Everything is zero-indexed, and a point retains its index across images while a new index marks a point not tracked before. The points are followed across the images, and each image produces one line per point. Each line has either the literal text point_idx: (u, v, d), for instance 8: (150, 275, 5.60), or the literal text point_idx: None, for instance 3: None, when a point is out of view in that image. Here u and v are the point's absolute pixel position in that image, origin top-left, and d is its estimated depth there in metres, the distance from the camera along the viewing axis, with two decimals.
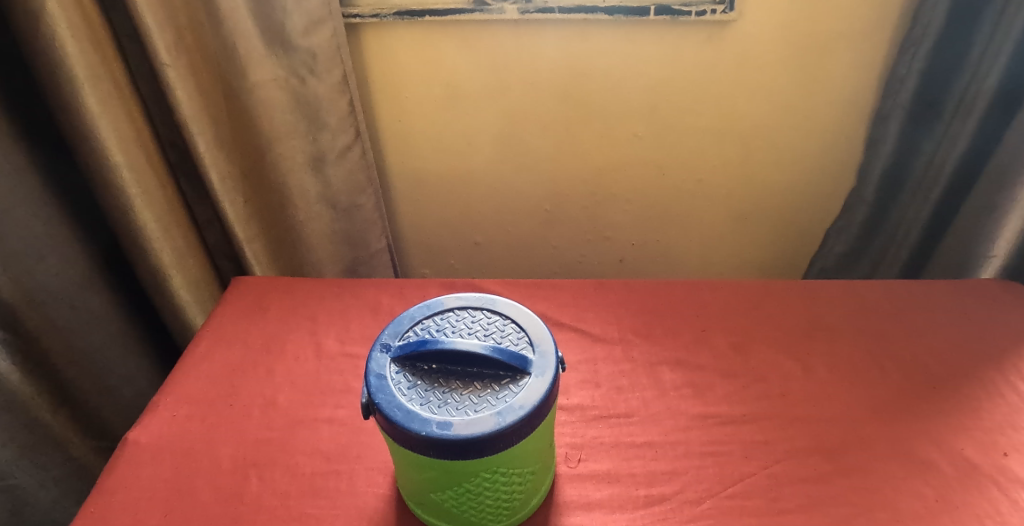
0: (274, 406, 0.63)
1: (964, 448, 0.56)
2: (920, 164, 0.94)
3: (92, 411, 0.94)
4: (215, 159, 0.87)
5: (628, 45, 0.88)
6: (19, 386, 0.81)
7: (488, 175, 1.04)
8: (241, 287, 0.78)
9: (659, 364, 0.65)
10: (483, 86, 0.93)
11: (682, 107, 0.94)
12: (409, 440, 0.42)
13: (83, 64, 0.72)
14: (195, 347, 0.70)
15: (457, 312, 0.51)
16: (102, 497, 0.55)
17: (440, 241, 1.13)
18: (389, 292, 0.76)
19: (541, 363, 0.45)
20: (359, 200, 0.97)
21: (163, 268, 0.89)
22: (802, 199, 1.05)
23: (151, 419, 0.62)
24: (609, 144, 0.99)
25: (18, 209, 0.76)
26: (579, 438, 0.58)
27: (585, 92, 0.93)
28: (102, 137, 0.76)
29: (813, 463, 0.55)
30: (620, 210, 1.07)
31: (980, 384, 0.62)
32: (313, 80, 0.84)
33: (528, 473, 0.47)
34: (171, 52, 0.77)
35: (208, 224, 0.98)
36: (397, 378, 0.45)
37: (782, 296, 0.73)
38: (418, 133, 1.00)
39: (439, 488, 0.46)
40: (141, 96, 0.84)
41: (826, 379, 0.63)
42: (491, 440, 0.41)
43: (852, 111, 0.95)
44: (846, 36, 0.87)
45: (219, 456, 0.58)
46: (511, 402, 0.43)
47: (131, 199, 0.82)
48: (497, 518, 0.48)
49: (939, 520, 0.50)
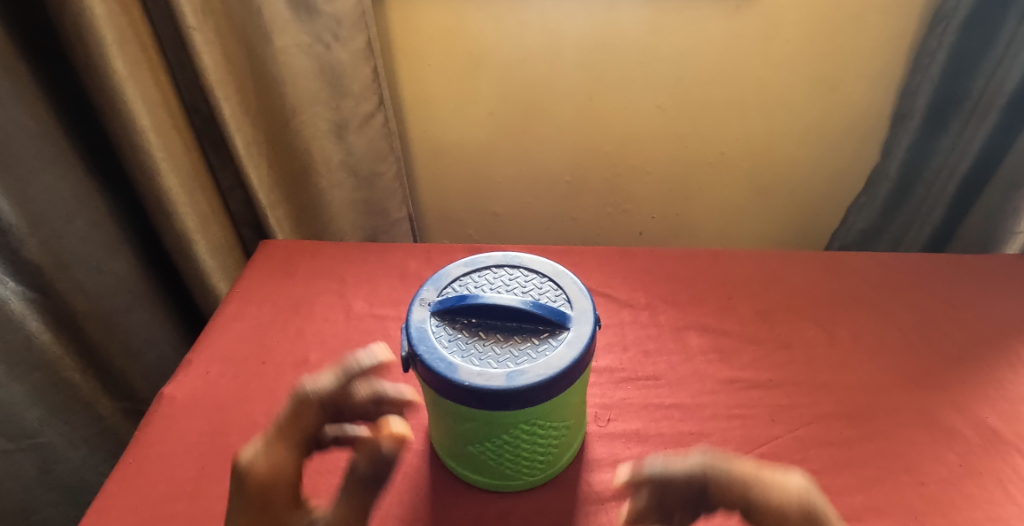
0: (305, 364, 0.64)
1: (988, 417, 0.57)
2: (947, 139, 0.93)
3: (118, 373, 0.95)
4: (240, 123, 0.87)
5: (653, 14, 0.87)
6: (47, 345, 0.82)
7: (509, 146, 1.04)
8: (269, 250, 0.79)
9: (686, 329, 0.66)
10: (507, 56, 0.93)
11: (706, 79, 0.94)
12: (450, 391, 0.43)
13: (111, 26, 0.71)
14: (225, 307, 0.71)
15: (495, 270, 0.52)
16: (141, 448, 0.57)
17: (459, 210, 1.14)
18: (417, 256, 0.77)
19: (581, 318, 0.46)
20: (380, 168, 0.98)
21: (187, 232, 0.89)
22: (825, 174, 1.05)
23: (184, 375, 0.63)
24: (633, 115, 0.98)
25: (44, 171, 0.76)
26: (608, 399, 0.59)
27: (608, 62, 0.92)
28: (129, 100, 0.76)
29: (839, 428, 0.56)
30: (641, 182, 1.07)
31: (1006, 354, 0.63)
32: (337, 45, 0.84)
33: (563, 427, 0.48)
34: (198, 16, 0.76)
35: (232, 190, 0.98)
36: (437, 331, 0.46)
37: (806, 265, 0.74)
38: (440, 103, 0.99)
39: (476, 441, 0.47)
40: (167, 59, 0.83)
41: (850, 346, 0.64)
42: (531, 392, 0.42)
43: (880, 84, 0.94)
44: (878, 8, 0.86)
45: (253, 412, 0.59)
46: (551, 356, 0.43)
47: (157, 163, 0.82)
48: (530, 472, 0.50)
49: (964, 486, 0.51)
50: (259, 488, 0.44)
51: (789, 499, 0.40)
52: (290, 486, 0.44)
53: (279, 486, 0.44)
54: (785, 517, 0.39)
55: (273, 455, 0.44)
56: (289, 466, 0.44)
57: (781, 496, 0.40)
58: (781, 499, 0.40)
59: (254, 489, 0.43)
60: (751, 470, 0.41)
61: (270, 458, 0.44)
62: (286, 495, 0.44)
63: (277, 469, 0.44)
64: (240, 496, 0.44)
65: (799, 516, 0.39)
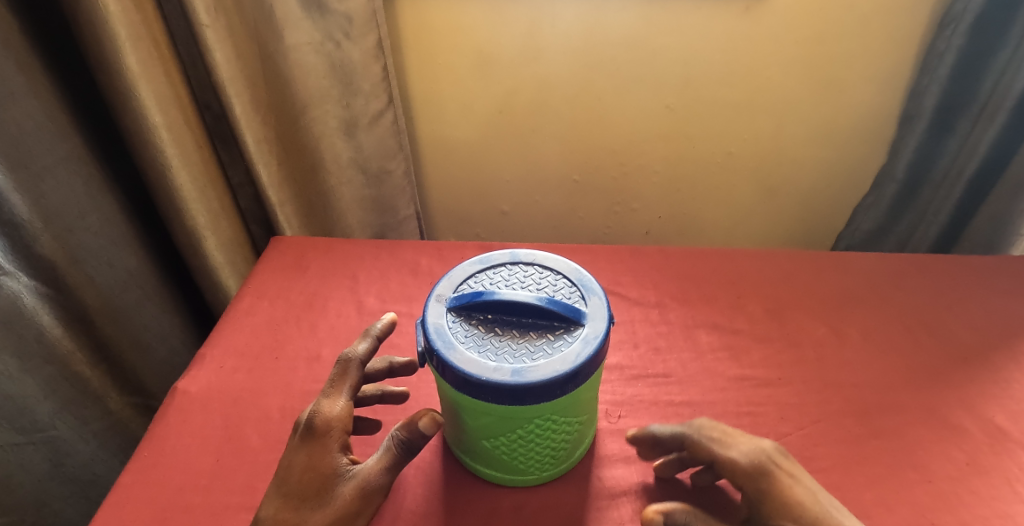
0: (318, 360, 0.64)
1: (995, 415, 0.57)
2: (955, 141, 0.93)
3: (128, 368, 0.96)
4: (251, 121, 0.88)
5: (663, 14, 0.87)
6: (59, 340, 0.83)
7: (518, 144, 1.04)
8: (281, 246, 0.79)
9: (696, 327, 0.66)
10: (516, 55, 0.93)
11: (714, 79, 0.94)
12: (466, 385, 0.43)
13: (125, 23, 0.72)
14: (238, 303, 0.71)
15: (509, 267, 0.52)
16: (156, 441, 0.57)
17: (466, 208, 1.14)
18: (428, 253, 0.77)
19: (596, 315, 0.47)
20: (389, 165, 0.98)
21: (198, 228, 0.90)
22: (833, 175, 1.05)
23: (198, 370, 0.64)
24: (640, 115, 0.99)
25: (58, 167, 0.77)
26: (619, 395, 0.59)
27: (617, 62, 0.93)
28: (142, 97, 0.77)
29: (847, 426, 0.57)
30: (648, 181, 1.07)
31: (1012, 353, 0.63)
32: (348, 44, 0.85)
33: (577, 423, 0.49)
34: (211, 13, 0.77)
35: (241, 187, 0.99)
36: (454, 326, 0.46)
37: (814, 264, 0.74)
38: (449, 101, 1.00)
39: (492, 435, 0.47)
40: (179, 56, 0.84)
41: (859, 345, 0.64)
42: (548, 387, 0.43)
43: (889, 85, 0.94)
44: (886, 10, 0.86)
45: (267, 406, 0.60)
46: (566, 352, 0.44)
47: (169, 159, 0.83)
48: (543, 466, 0.50)
49: (972, 483, 0.52)
50: (316, 433, 0.47)
51: (740, 449, 0.47)
52: (342, 436, 0.48)
53: (333, 434, 0.47)
54: (737, 466, 0.46)
55: (331, 406, 0.48)
56: (343, 418, 0.48)
57: (738, 449, 0.47)
58: (735, 452, 0.47)
59: (312, 434, 0.47)
60: (717, 434, 0.48)
61: (329, 409, 0.48)
62: (338, 445, 0.47)
63: (333, 418, 0.48)
64: (298, 441, 0.47)
65: (748, 465, 0.46)
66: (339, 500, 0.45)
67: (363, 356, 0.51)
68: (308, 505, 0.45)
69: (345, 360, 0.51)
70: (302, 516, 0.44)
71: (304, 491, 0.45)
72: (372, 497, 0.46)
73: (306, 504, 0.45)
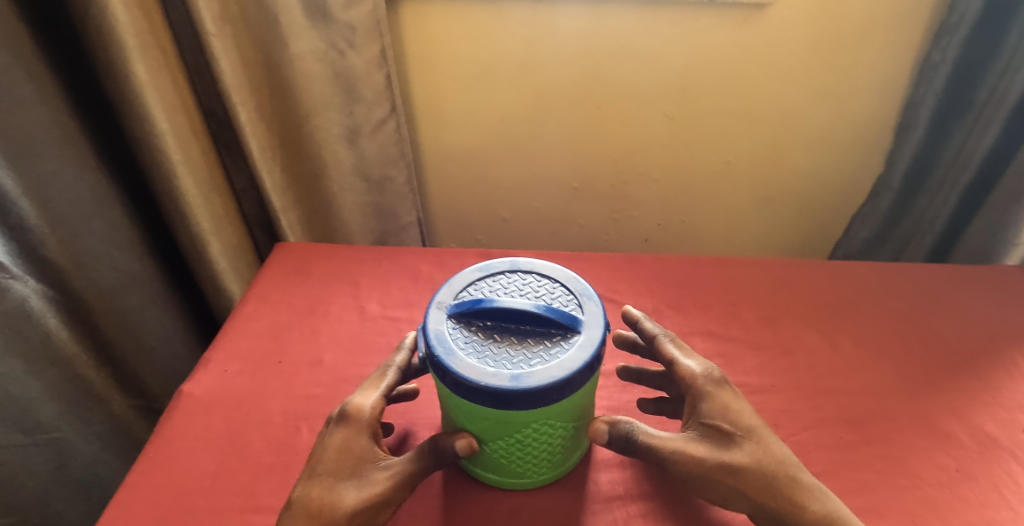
0: (320, 364, 0.65)
1: (985, 424, 0.58)
2: (949, 152, 0.94)
3: (132, 371, 0.97)
4: (255, 129, 0.89)
5: (662, 25, 0.89)
6: (64, 342, 0.84)
7: (518, 152, 1.06)
8: (284, 252, 0.80)
9: (691, 334, 0.67)
10: (517, 64, 0.94)
11: (713, 89, 0.95)
12: (466, 390, 0.44)
13: (133, 32, 0.73)
14: (242, 307, 0.73)
15: (509, 275, 0.53)
16: (161, 443, 0.58)
17: (467, 214, 1.16)
18: (428, 260, 0.78)
19: (592, 323, 0.48)
20: (391, 172, 0.99)
21: (203, 233, 0.91)
22: (829, 183, 1.06)
23: (203, 373, 0.65)
24: (640, 124, 1.00)
25: (66, 173, 0.78)
26: (615, 401, 0.60)
27: (616, 73, 0.94)
28: (149, 104, 0.78)
29: (839, 432, 0.58)
30: (646, 189, 1.08)
31: (1003, 362, 0.64)
32: (352, 53, 0.86)
33: (573, 427, 0.50)
34: (217, 22, 0.78)
35: (245, 192, 1.00)
36: (454, 333, 0.48)
37: (809, 273, 0.75)
38: (451, 110, 1.01)
39: (490, 439, 0.48)
40: (185, 64, 0.85)
41: (852, 353, 0.66)
42: (544, 392, 0.44)
43: (886, 95, 0.95)
44: (880, 22, 0.87)
45: (270, 409, 0.61)
46: (563, 359, 0.45)
47: (175, 165, 0.84)
48: (540, 470, 0.52)
49: (960, 490, 0.53)
50: (350, 421, 0.50)
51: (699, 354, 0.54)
52: (376, 425, 0.51)
53: (367, 423, 0.50)
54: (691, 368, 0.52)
55: (365, 398, 0.52)
56: (374, 408, 0.51)
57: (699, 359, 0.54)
58: (689, 364, 0.53)
59: (347, 421, 0.50)
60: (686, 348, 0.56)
61: (362, 400, 0.52)
62: (369, 431, 0.50)
63: (365, 407, 0.51)
64: (333, 427, 0.51)
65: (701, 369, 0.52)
66: (372, 484, 0.48)
67: (402, 364, 0.55)
68: (341, 485, 0.48)
69: (384, 366, 0.55)
70: (336, 495, 0.47)
71: (338, 471, 0.48)
72: (402, 486, 0.49)
73: (340, 484, 0.48)
